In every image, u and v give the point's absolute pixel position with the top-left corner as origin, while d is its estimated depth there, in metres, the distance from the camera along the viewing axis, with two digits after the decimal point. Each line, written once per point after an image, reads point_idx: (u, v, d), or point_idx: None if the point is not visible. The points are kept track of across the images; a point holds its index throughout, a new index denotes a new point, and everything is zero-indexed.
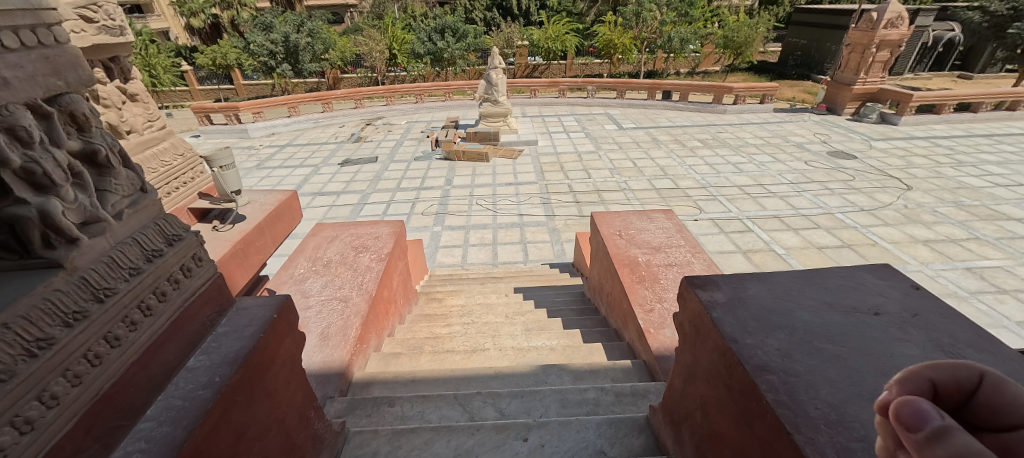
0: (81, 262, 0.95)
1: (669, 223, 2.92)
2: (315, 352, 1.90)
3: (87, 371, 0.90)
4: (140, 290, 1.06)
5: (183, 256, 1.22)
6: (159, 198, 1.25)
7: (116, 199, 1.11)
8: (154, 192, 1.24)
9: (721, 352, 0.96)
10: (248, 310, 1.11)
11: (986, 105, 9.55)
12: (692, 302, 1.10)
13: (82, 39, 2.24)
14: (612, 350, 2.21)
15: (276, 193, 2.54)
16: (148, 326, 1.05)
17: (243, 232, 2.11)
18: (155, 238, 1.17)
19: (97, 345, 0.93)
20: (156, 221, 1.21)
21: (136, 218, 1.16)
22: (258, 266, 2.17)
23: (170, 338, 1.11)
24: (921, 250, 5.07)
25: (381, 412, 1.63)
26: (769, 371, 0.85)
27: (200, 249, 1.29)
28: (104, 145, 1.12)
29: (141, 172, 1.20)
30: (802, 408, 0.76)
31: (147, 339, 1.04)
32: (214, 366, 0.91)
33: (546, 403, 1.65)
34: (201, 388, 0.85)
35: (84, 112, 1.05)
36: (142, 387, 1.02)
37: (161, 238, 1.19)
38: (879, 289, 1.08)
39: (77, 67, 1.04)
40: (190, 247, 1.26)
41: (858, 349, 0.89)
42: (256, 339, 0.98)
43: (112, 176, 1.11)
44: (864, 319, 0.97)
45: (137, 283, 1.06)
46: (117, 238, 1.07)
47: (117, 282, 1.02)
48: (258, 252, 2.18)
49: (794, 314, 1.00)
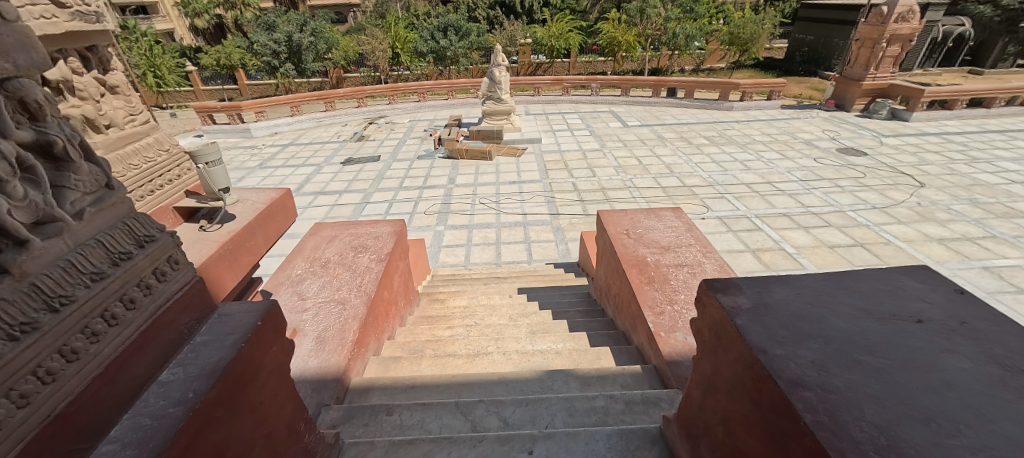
0: (33, 268, 0.90)
1: (679, 222, 2.82)
2: (311, 357, 1.83)
3: (37, 390, 0.86)
4: (104, 297, 1.02)
5: (156, 258, 1.18)
6: (127, 196, 1.21)
7: (75, 196, 1.06)
8: (121, 189, 1.20)
9: (746, 364, 0.87)
10: (232, 316, 1.03)
11: (1000, 100, 9.34)
12: (711, 306, 1.01)
13: (56, 26, 2.12)
14: (620, 354, 2.11)
15: (269, 192, 2.47)
16: (112, 337, 1.01)
17: (233, 231, 2.01)
18: (124, 240, 1.13)
19: (50, 361, 0.88)
20: (124, 221, 1.16)
21: (101, 217, 1.11)
22: (250, 267, 2.10)
23: (140, 349, 1.07)
24: (936, 248, 4.93)
25: (379, 421, 1.55)
26: (805, 387, 0.75)
27: (176, 251, 1.25)
28: (61, 135, 1.06)
29: (106, 167, 1.16)
30: (845, 430, 0.67)
31: (111, 352, 1.00)
32: (190, 380, 0.83)
33: (552, 412, 1.56)
34: (173, 405, 0.77)
35: (37, 99, 0.99)
36: (105, 403, 0.98)
37: (130, 239, 1.15)
38: (919, 295, 0.98)
39: (28, 49, 0.97)
40: (165, 249, 1.21)
41: (903, 362, 0.80)
42: (237, 349, 0.90)
43: (71, 171, 1.07)
44: (905, 328, 0.88)
45: (99, 289, 1.01)
46: (77, 239, 1.02)
47: (76, 289, 0.97)
48: (249, 253, 2.10)
49: (828, 321, 0.91)
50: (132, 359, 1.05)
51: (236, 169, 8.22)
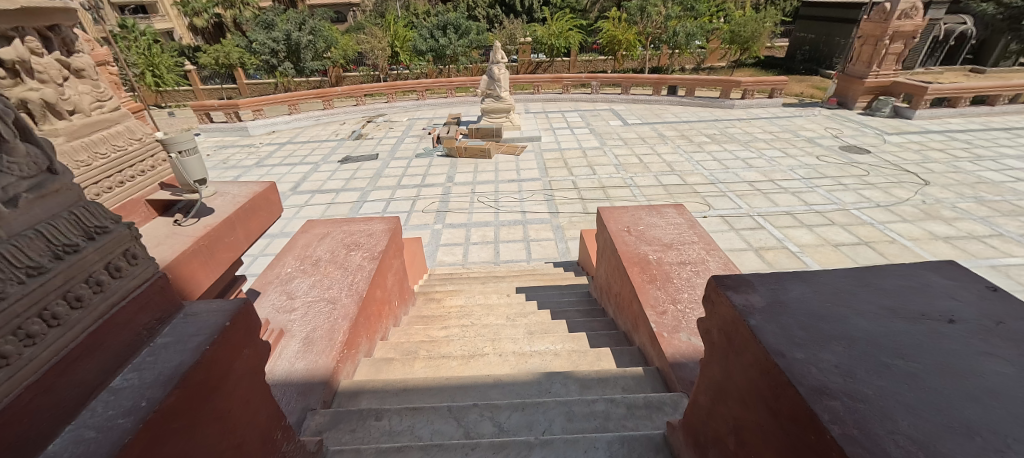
0: None
1: (682, 219, 2.73)
2: (298, 358, 1.76)
3: None
4: (44, 295, 0.91)
5: (109, 252, 1.07)
6: (74, 181, 1.08)
7: (10, 179, 0.93)
8: (66, 174, 1.07)
9: (763, 369, 0.79)
10: (199, 315, 0.95)
11: (1004, 98, 9.25)
12: (719, 304, 0.94)
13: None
14: (621, 355, 2.02)
15: (251, 187, 2.32)
16: (51, 342, 0.90)
17: (209, 226, 1.85)
18: (71, 230, 1.01)
19: None
20: (72, 209, 1.04)
21: (42, 205, 0.99)
22: (229, 265, 1.94)
23: (87, 354, 0.96)
24: (942, 247, 4.85)
25: (367, 427, 1.46)
26: (830, 394, 0.67)
27: (133, 245, 1.14)
28: None
29: (47, 148, 1.03)
30: (879, 446, 0.58)
31: (50, 359, 0.89)
32: (144, 387, 0.75)
33: (550, 416, 1.48)
34: (122, 415, 0.69)
35: None
36: (43, 421, 0.86)
37: (79, 230, 1.03)
38: (946, 291, 0.90)
39: None
40: (121, 242, 1.11)
41: (937, 366, 0.71)
42: (200, 353, 0.82)
43: (6, 151, 0.93)
44: (935, 327, 0.79)
45: (38, 285, 0.90)
46: (12, 229, 0.90)
47: (8, 285, 0.85)
48: (228, 250, 1.96)
49: (850, 321, 0.83)
50: (78, 363, 0.93)
51: (233, 167, 8.14)
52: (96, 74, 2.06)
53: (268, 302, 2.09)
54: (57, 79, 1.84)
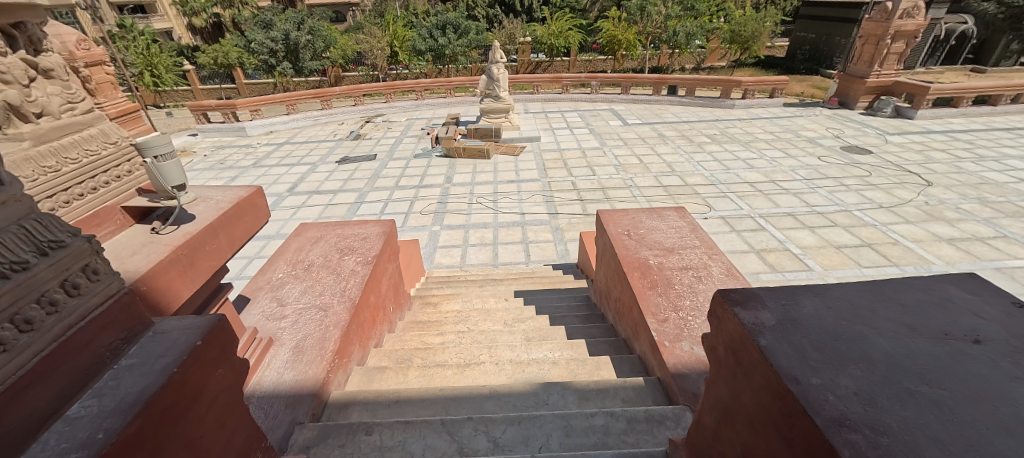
0: None
1: (683, 223, 2.67)
2: (286, 369, 1.70)
3: None
4: None
5: (66, 268, 0.99)
6: (25, 193, 0.99)
7: None
8: (16, 185, 0.98)
9: (775, 393, 0.73)
10: (170, 334, 0.91)
11: (1006, 98, 9.19)
12: (725, 319, 0.88)
13: None
14: (621, 364, 1.96)
15: (238, 188, 1.97)
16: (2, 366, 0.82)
17: (189, 233, 1.53)
18: (22, 246, 0.93)
19: None
20: (23, 222, 0.96)
21: None
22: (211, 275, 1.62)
23: (45, 376, 0.88)
24: (946, 249, 4.79)
25: (357, 441, 1.39)
26: (849, 426, 0.61)
27: (94, 259, 1.07)
28: None
29: None
30: None
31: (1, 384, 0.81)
32: (101, 417, 0.71)
33: (547, 431, 1.42)
34: (74, 449, 0.65)
35: None
36: None
37: (30, 245, 0.95)
38: (970, 308, 0.84)
39: None
40: (80, 256, 1.03)
41: (966, 392, 0.64)
42: (167, 376, 0.78)
43: None
44: (960, 347, 0.73)
45: None
46: None
47: None
48: (211, 257, 1.63)
49: (868, 340, 0.77)
50: (28, 389, 0.85)
51: (230, 168, 8.09)
52: (67, 73, 1.81)
53: (258, 309, 2.03)
54: (21, 79, 1.60)
